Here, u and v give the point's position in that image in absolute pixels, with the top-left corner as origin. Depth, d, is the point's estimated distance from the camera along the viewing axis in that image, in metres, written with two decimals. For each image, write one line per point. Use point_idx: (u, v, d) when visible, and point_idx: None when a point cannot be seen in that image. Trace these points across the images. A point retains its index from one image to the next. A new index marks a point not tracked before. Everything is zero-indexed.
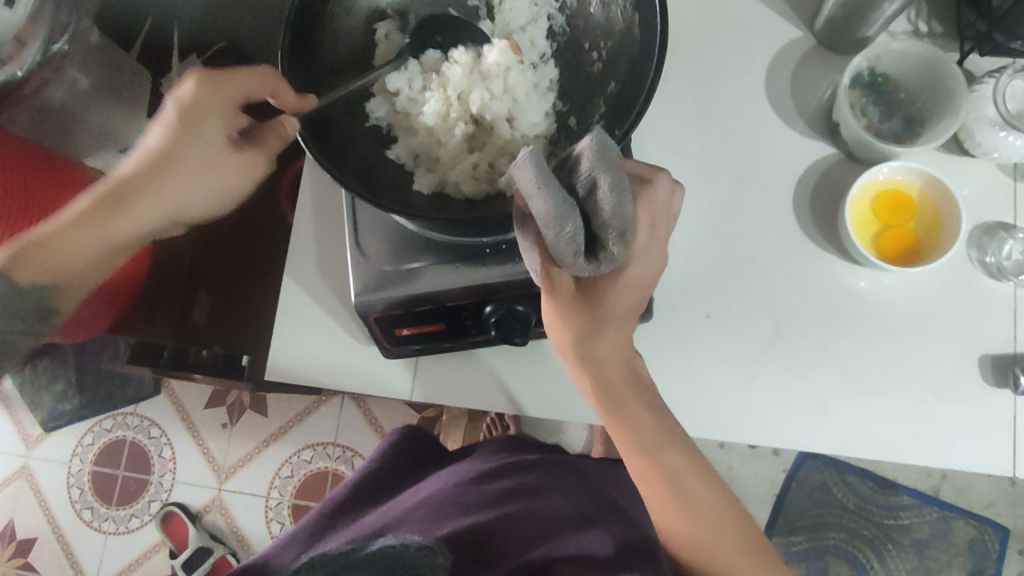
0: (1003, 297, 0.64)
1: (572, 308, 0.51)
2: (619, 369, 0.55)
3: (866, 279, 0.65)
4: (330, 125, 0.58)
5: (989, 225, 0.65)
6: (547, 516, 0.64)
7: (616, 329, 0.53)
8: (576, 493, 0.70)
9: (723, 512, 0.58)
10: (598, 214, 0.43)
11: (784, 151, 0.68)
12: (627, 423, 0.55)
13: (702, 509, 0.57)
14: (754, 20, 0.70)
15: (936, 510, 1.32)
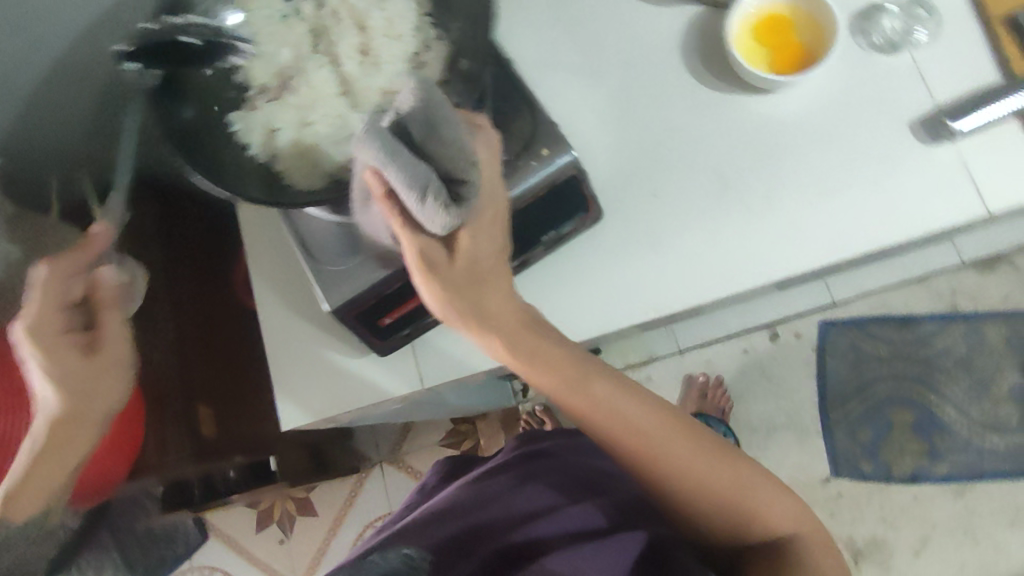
0: (904, 66, 0.66)
1: (450, 276, 0.52)
2: (509, 320, 0.55)
3: (778, 102, 0.68)
4: (193, 140, 0.55)
5: (862, 11, 0.68)
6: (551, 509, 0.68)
7: (496, 272, 0.54)
8: (576, 474, 0.74)
9: (666, 422, 0.58)
10: (453, 170, 0.45)
11: (655, 27, 0.71)
12: (545, 366, 0.56)
13: (637, 424, 0.57)
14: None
15: (962, 324, 1.34)
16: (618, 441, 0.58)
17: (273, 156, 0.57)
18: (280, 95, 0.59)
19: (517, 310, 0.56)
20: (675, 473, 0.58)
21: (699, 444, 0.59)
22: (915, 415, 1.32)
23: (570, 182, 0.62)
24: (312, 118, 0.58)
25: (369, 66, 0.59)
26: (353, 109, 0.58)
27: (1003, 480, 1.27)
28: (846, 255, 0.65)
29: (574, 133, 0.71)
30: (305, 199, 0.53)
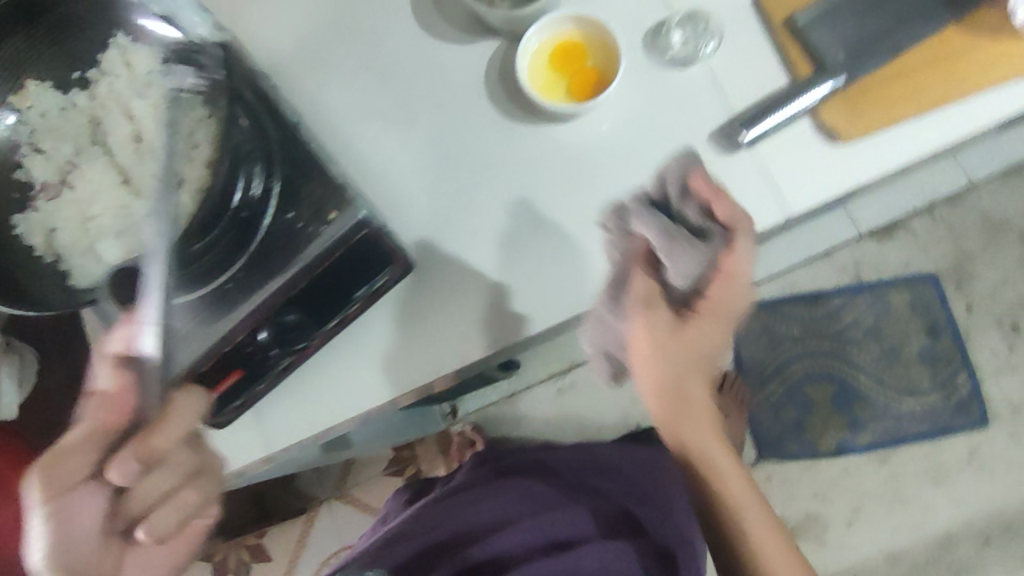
0: (696, 77, 0.68)
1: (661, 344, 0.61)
2: (696, 404, 0.66)
3: (582, 128, 0.70)
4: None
5: (650, 28, 0.70)
6: (506, 508, 0.89)
7: (713, 321, 0.63)
8: (541, 489, 0.92)
9: (710, 419, 0.67)
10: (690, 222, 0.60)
11: (458, 66, 0.73)
12: (680, 361, 0.62)
13: (695, 422, 0.66)
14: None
15: (866, 295, 1.36)
16: (705, 455, 0.66)
17: (58, 252, 0.61)
18: (58, 190, 0.63)
19: (710, 325, 0.63)
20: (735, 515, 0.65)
21: (726, 444, 0.67)
22: (834, 390, 1.34)
23: (368, 240, 0.62)
24: (94, 211, 0.62)
25: (142, 153, 0.63)
26: (135, 195, 0.63)
27: (923, 443, 1.29)
28: (665, 271, 0.66)
29: (389, 180, 0.72)
30: (100, 294, 0.59)
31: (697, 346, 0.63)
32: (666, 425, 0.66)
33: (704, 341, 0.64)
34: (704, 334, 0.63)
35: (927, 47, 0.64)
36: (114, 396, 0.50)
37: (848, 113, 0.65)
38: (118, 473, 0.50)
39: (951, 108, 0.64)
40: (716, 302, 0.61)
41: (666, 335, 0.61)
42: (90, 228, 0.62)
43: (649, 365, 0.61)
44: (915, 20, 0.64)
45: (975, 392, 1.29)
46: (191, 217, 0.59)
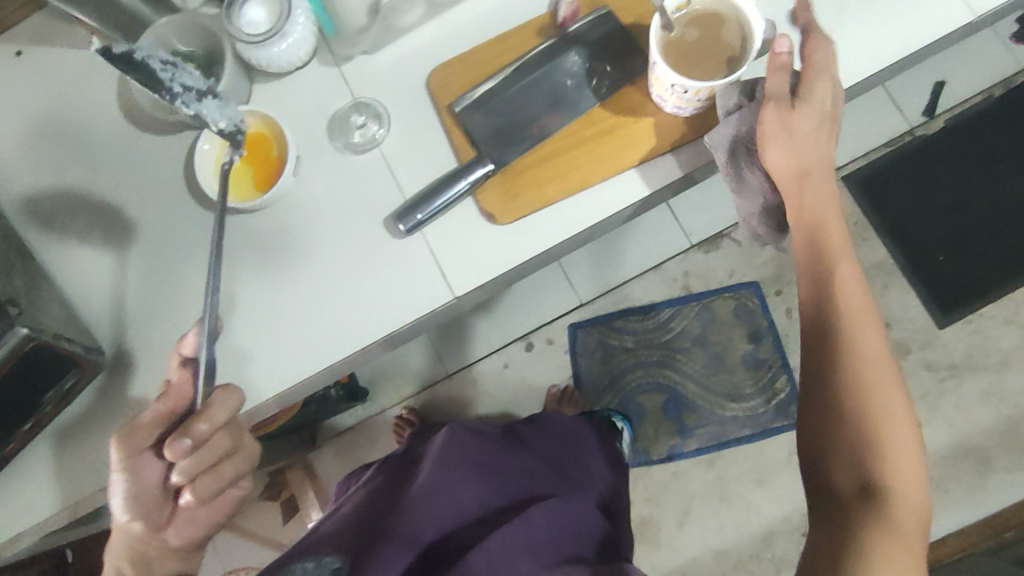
0: (374, 163, 0.71)
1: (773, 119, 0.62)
2: (845, 259, 0.62)
3: (271, 214, 0.72)
4: None
5: (332, 115, 0.72)
6: (464, 482, 0.69)
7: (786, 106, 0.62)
8: (481, 463, 0.72)
9: (840, 246, 0.62)
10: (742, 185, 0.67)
11: (161, 156, 0.75)
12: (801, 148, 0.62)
13: (853, 302, 0.59)
14: (96, 65, 0.77)
15: (695, 305, 1.41)
16: (826, 242, 0.62)
17: None
18: None
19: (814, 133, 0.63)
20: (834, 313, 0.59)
21: (873, 340, 0.58)
22: (665, 398, 1.40)
23: (39, 351, 0.64)
24: None
25: None
26: None
27: (745, 444, 1.37)
28: (347, 354, 0.70)
29: (99, 274, 0.74)
30: None
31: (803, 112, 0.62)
32: (802, 216, 0.63)
33: (813, 134, 0.63)
34: (822, 99, 0.63)
35: (576, 129, 0.69)
36: (177, 386, 0.60)
37: (505, 194, 0.68)
38: (182, 446, 0.56)
39: (600, 184, 0.68)
40: (816, 91, 0.63)
41: (788, 102, 0.62)
42: None
43: (791, 149, 0.62)
44: (561, 108, 0.69)
45: (791, 394, 1.37)
46: None
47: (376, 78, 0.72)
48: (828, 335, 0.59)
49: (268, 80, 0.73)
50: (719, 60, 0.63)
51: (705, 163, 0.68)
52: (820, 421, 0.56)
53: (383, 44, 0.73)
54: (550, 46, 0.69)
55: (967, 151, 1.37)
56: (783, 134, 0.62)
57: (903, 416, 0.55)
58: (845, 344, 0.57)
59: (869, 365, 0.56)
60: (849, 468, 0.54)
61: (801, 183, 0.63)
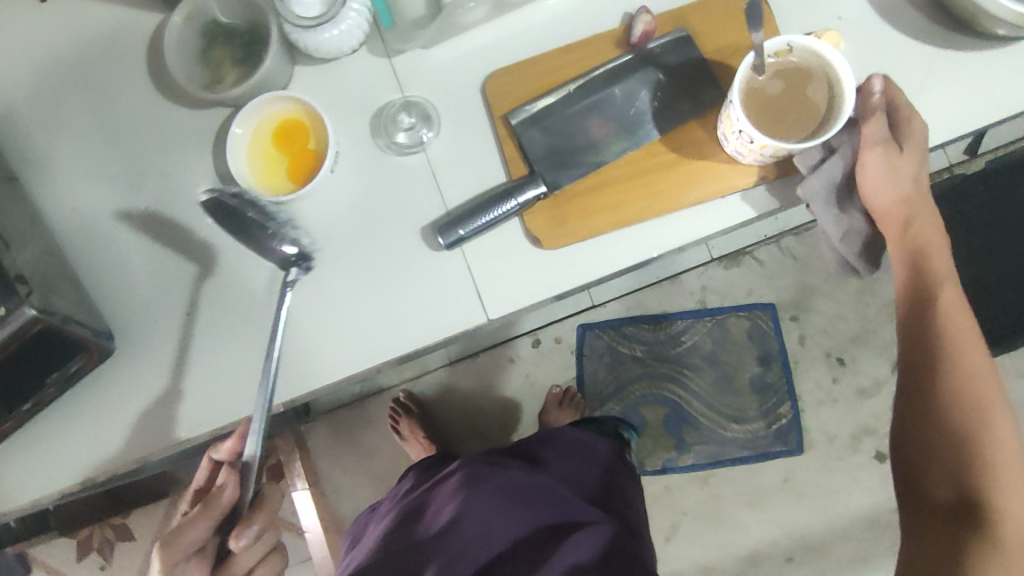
0: (418, 166, 0.67)
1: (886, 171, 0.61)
2: (946, 291, 0.61)
3: (303, 208, 0.68)
4: None
5: (378, 109, 0.68)
6: (495, 504, 0.68)
7: (893, 151, 0.61)
8: (512, 482, 0.71)
9: (937, 282, 0.62)
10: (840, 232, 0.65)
11: (191, 131, 0.70)
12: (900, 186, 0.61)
13: (955, 332, 0.59)
14: (127, 21, 0.71)
15: (709, 320, 1.39)
16: (928, 266, 0.62)
17: None
18: None
19: (911, 169, 0.62)
20: (935, 332, 0.59)
21: (976, 362, 0.58)
22: (667, 411, 1.38)
23: (48, 330, 0.60)
24: None
25: None
26: None
27: (741, 466, 1.36)
28: (369, 366, 0.67)
29: (112, 250, 0.70)
30: None
31: (910, 151, 0.61)
32: (902, 243, 0.63)
33: (912, 177, 0.62)
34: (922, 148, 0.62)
35: (638, 158, 0.65)
36: (227, 483, 0.61)
37: (554, 218, 0.65)
38: (244, 539, 0.60)
39: (657, 220, 0.65)
40: (912, 132, 0.62)
41: (887, 145, 0.61)
42: None
43: (891, 188, 0.61)
44: (625, 134, 0.64)
45: (794, 422, 1.36)
46: None
47: (429, 76, 0.67)
48: (929, 361, 0.59)
49: (313, 63, 0.68)
50: (798, 111, 0.60)
51: (766, 207, 0.65)
52: (923, 455, 0.57)
53: (440, 39, 0.67)
54: (619, 66, 0.65)
55: (1010, 198, 1.31)
56: (886, 179, 0.61)
57: (1008, 436, 0.56)
58: (947, 366, 0.58)
59: (981, 397, 0.57)
60: (948, 479, 0.56)
61: (905, 222, 0.62)
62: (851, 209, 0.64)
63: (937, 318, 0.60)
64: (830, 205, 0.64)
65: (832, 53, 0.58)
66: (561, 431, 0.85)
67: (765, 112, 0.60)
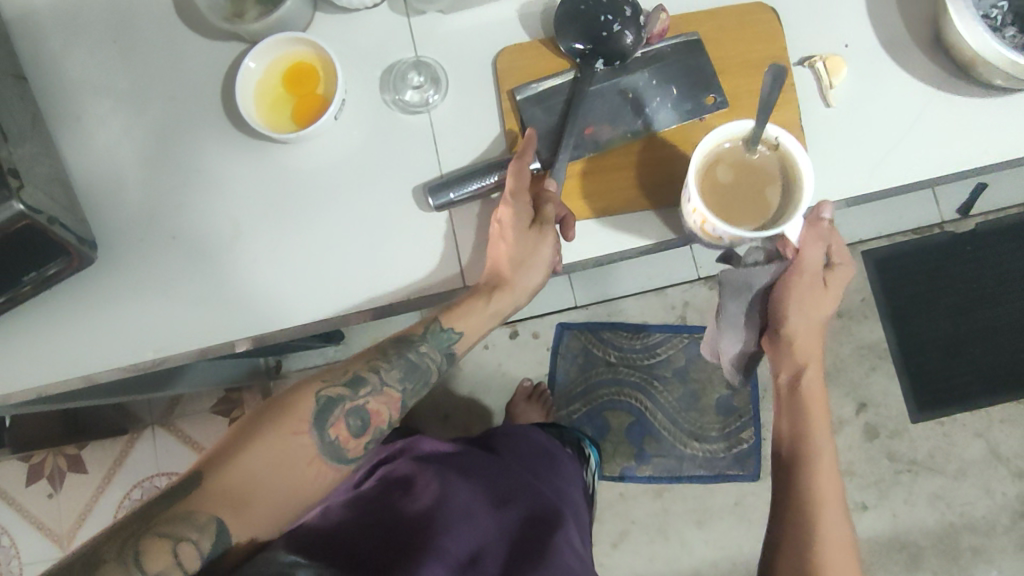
0: (421, 126, 0.68)
1: (808, 288, 0.64)
2: (819, 405, 0.65)
3: (302, 151, 0.69)
4: None
5: (391, 66, 0.69)
6: (474, 494, 0.65)
7: (807, 278, 0.63)
8: (482, 479, 0.68)
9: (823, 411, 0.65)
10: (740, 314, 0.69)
11: (203, 60, 0.71)
12: (806, 320, 0.64)
13: (831, 477, 0.62)
14: None
15: (685, 337, 1.40)
16: (809, 417, 0.64)
17: None
18: None
19: (823, 303, 0.64)
20: (801, 483, 0.62)
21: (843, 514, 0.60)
22: (632, 420, 1.40)
23: (33, 228, 0.61)
24: None
25: None
26: None
27: (695, 484, 1.38)
28: (341, 313, 0.68)
29: (106, 164, 0.70)
30: None
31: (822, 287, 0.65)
32: (794, 364, 0.66)
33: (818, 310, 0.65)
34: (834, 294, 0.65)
35: (634, 149, 0.66)
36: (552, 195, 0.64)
37: None
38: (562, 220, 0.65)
39: (641, 213, 0.66)
40: (837, 281, 0.65)
41: (813, 276, 0.63)
42: None
43: (803, 314, 0.64)
44: (626, 125, 0.66)
45: (754, 447, 1.38)
46: None
47: (444, 40, 0.69)
48: (803, 496, 0.61)
49: (332, 11, 0.69)
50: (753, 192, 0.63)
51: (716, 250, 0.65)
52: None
53: (459, 7, 0.69)
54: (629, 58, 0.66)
55: (994, 259, 1.33)
56: (797, 305, 0.64)
57: None
58: (808, 518, 0.60)
59: (828, 538, 0.59)
60: None
61: (808, 351, 0.65)
62: (758, 311, 0.68)
63: (803, 414, 0.64)
64: (740, 299, 0.68)
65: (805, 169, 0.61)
66: (510, 432, 0.83)
67: (717, 192, 0.63)
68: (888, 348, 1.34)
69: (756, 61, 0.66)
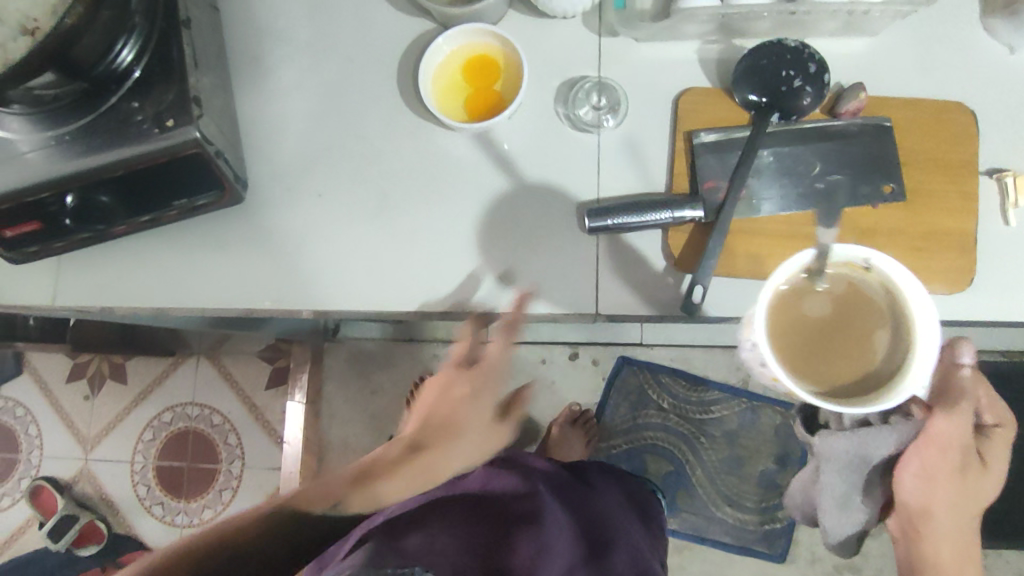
0: (587, 147, 0.68)
1: (965, 485, 0.61)
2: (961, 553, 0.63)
3: (466, 143, 0.69)
4: None
5: (574, 80, 0.69)
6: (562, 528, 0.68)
7: (967, 467, 0.61)
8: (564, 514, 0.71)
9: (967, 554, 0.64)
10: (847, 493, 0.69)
11: (388, 31, 0.71)
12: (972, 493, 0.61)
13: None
14: None
15: (744, 402, 1.37)
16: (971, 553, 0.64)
17: None
18: None
19: (973, 480, 0.62)
20: None
21: None
22: (671, 469, 1.38)
23: (200, 159, 0.62)
24: None
25: None
26: None
27: (719, 550, 1.35)
28: (465, 311, 0.68)
29: (272, 111, 0.72)
30: None
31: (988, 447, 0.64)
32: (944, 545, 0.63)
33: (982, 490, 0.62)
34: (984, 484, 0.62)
35: (796, 221, 0.64)
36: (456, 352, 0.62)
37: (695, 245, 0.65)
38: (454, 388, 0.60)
39: None
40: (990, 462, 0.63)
41: (948, 447, 0.59)
42: None
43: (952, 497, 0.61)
44: (798, 194, 0.64)
45: (787, 529, 1.34)
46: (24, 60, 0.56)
47: (631, 66, 0.69)
48: None
49: (525, 13, 0.69)
50: (852, 326, 0.58)
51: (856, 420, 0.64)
52: None
53: (652, 38, 0.68)
54: (813, 129, 0.64)
55: None
56: (953, 497, 0.61)
57: None
58: None
59: None
60: None
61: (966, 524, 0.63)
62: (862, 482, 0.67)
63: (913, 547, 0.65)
64: (841, 471, 0.67)
65: (905, 280, 0.54)
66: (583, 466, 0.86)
67: (787, 336, 0.57)
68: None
69: (942, 162, 0.64)
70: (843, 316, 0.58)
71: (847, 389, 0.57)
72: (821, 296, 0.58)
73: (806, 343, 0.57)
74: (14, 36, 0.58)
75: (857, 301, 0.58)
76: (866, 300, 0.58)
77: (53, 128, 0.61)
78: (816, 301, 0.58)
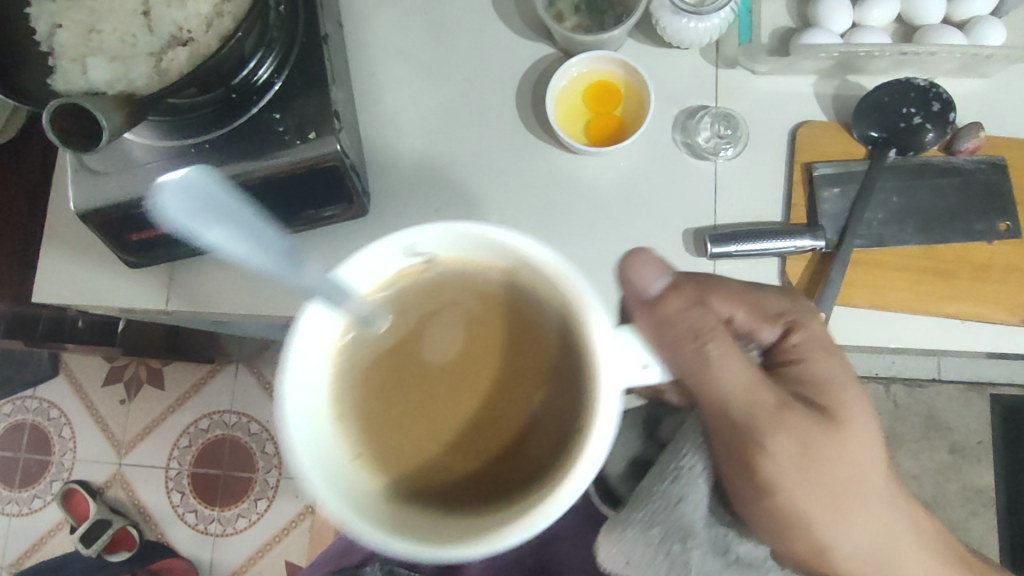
0: (705, 174, 0.69)
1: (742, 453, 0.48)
2: (797, 516, 0.50)
3: (584, 167, 0.70)
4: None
5: (691, 109, 0.70)
6: None
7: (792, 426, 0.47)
8: None
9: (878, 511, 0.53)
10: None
11: (508, 55, 0.73)
12: (823, 466, 0.48)
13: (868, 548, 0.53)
14: None
15: None
16: (802, 510, 0.50)
17: (51, 47, 0.58)
18: None
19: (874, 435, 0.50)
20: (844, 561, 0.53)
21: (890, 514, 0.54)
22: None
23: (335, 171, 0.63)
24: (102, 22, 0.60)
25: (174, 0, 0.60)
26: (148, 27, 0.60)
27: None
28: None
29: (389, 126, 0.72)
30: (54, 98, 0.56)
31: (805, 392, 0.49)
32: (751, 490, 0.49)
33: (854, 408, 0.50)
34: (848, 394, 0.50)
35: (916, 254, 0.65)
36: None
37: (814, 273, 0.66)
38: None
39: (907, 315, 0.65)
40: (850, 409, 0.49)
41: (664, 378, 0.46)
42: (97, 35, 0.59)
43: (797, 474, 0.48)
44: (921, 227, 0.65)
45: None
46: (179, 71, 0.57)
47: (746, 98, 0.70)
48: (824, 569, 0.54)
49: (644, 42, 0.71)
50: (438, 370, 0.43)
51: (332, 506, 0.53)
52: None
53: (770, 72, 0.70)
54: (931, 163, 0.66)
55: None
56: (809, 469, 0.48)
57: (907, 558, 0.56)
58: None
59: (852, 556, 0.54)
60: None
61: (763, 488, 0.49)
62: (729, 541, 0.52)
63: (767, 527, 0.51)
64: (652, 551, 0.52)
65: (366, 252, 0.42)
66: None
67: (370, 410, 0.43)
68: (995, 498, 1.20)
69: None
70: (463, 366, 0.43)
71: (518, 471, 0.43)
72: (445, 327, 0.43)
73: (405, 410, 0.43)
74: (164, 47, 0.59)
75: (521, 347, 0.43)
76: (543, 361, 0.43)
77: (190, 135, 0.62)
78: (437, 342, 0.43)
